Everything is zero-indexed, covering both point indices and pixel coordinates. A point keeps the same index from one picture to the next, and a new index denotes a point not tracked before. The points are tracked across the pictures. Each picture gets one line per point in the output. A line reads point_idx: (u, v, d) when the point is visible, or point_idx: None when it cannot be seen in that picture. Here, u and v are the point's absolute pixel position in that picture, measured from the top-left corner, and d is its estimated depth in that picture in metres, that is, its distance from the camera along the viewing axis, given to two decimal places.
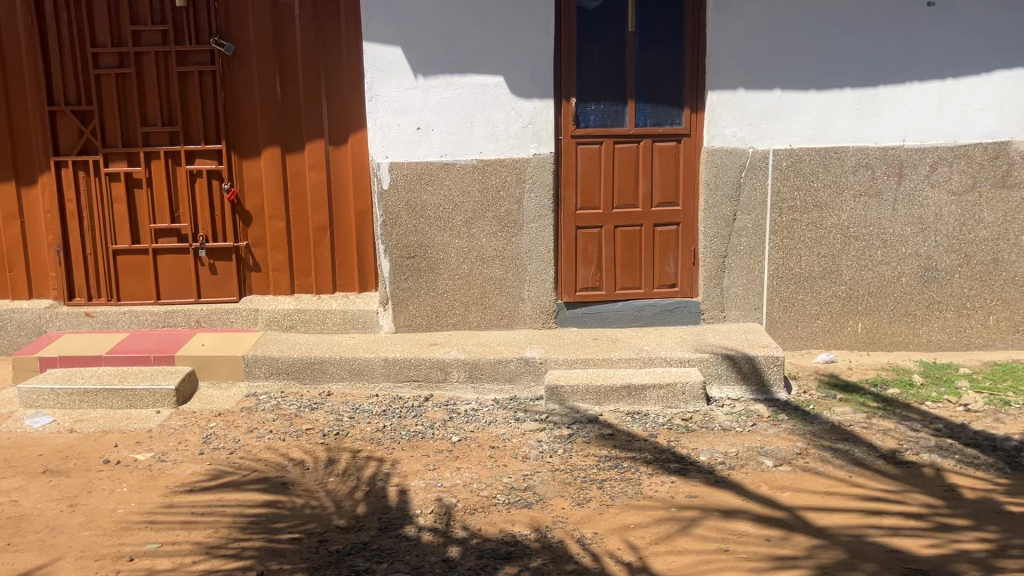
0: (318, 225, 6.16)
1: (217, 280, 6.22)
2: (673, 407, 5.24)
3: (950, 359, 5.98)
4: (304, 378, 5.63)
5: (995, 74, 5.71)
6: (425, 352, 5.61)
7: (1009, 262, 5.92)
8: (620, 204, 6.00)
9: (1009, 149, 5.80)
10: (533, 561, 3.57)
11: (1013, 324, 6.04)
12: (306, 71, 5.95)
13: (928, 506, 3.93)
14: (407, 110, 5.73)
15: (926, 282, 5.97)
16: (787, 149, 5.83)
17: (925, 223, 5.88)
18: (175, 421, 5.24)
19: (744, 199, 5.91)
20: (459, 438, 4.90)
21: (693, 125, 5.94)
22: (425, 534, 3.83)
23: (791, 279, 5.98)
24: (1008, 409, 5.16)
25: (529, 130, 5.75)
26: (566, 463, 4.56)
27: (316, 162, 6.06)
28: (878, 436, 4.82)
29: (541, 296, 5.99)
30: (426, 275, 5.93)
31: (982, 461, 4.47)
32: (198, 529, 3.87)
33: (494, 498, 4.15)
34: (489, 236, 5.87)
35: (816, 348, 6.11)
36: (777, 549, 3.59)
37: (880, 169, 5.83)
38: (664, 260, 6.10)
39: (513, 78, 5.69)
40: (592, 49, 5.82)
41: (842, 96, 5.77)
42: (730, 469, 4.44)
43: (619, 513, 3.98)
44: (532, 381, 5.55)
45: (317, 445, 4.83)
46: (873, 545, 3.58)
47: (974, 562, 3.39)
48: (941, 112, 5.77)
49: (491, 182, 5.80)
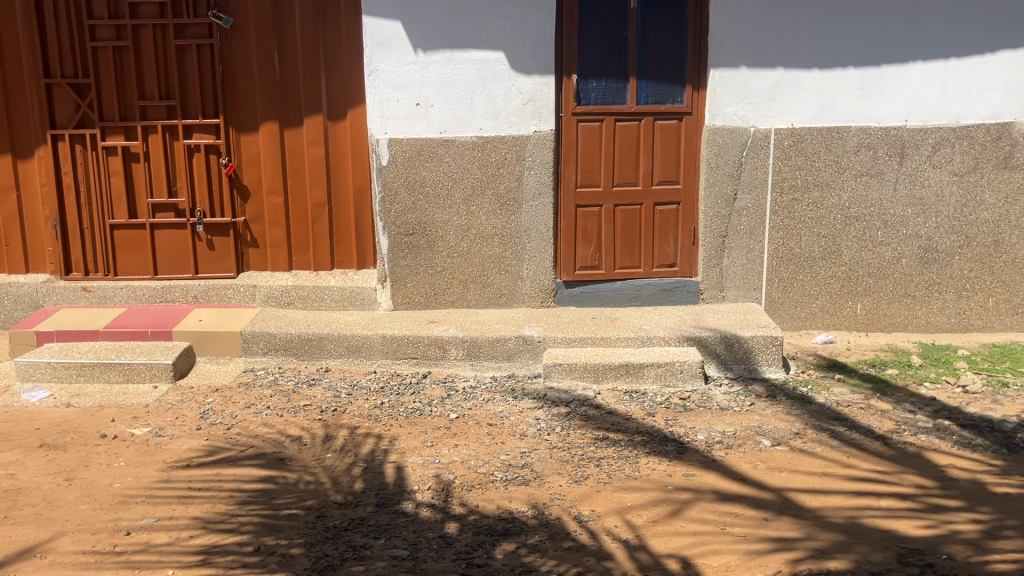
0: (316, 201, 6.13)
1: (216, 255, 6.20)
2: (671, 385, 5.24)
3: (949, 341, 5.97)
4: (301, 354, 5.63)
5: (999, 54, 5.68)
6: (424, 330, 5.60)
7: (1009, 244, 5.91)
8: (620, 183, 5.97)
9: (1011, 130, 5.78)
10: (530, 537, 3.58)
11: (1012, 306, 6.03)
12: (306, 47, 5.90)
13: (924, 487, 3.93)
14: (406, 85, 5.68)
15: (927, 263, 5.95)
16: (789, 128, 5.78)
17: (927, 204, 5.86)
18: (172, 396, 5.23)
19: (745, 176, 5.88)
20: (457, 415, 4.90)
21: (693, 102, 5.89)
22: (422, 510, 3.83)
23: (791, 260, 5.97)
24: (1006, 390, 5.16)
25: (529, 107, 5.71)
26: (563, 441, 4.56)
27: (315, 138, 6.02)
28: (876, 417, 4.82)
29: (541, 275, 5.96)
30: (425, 252, 5.91)
31: (978, 443, 4.47)
32: (195, 504, 3.87)
33: (492, 475, 4.16)
34: (488, 214, 5.84)
35: (815, 328, 6.10)
36: (774, 530, 3.59)
37: (881, 149, 5.80)
38: (664, 240, 6.08)
39: (514, 54, 5.65)
40: (593, 25, 5.76)
41: (845, 76, 5.73)
42: (727, 449, 4.45)
43: (616, 491, 3.99)
44: (531, 359, 5.54)
45: (314, 422, 4.82)
46: (869, 526, 3.58)
47: (968, 543, 3.39)
48: (944, 93, 5.74)
49: (491, 159, 5.76)
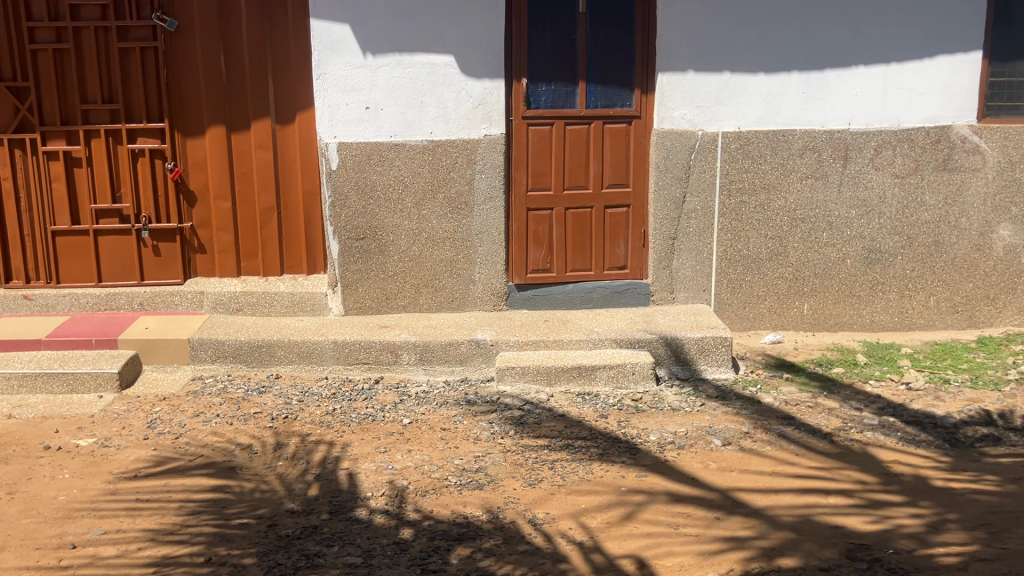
0: (264, 206, 6.06)
1: (161, 261, 6.09)
2: (623, 387, 5.27)
3: (893, 339, 6.10)
4: (251, 361, 5.55)
5: (937, 59, 5.84)
6: (375, 335, 5.57)
7: (949, 244, 6.07)
8: (571, 186, 6.00)
9: (950, 133, 5.93)
10: (485, 542, 3.58)
11: (952, 304, 6.19)
12: (253, 50, 5.84)
13: (869, 483, 4.01)
14: (356, 89, 5.64)
15: (870, 263, 6.08)
16: (735, 132, 5.87)
17: (870, 206, 5.99)
18: (118, 405, 5.12)
19: (693, 180, 5.94)
20: (410, 420, 4.88)
21: (643, 106, 5.95)
22: (376, 516, 3.80)
23: (739, 261, 6.04)
24: (948, 387, 5.29)
25: (479, 111, 5.72)
26: (517, 444, 4.57)
27: (263, 142, 5.96)
28: (823, 416, 4.91)
29: (492, 278, 5.97)
30: (376, 257, 5.87)
31: (922, 439, 4.58)
32: (144, 516, 3.80)
33: (446, 480, 4.14)
34: (439, 218, 5.83)
35: (763, 329, 6.19)
36: (726, 530, 3.64)
37: (825, 152, 5.91)
38: (615, 243, 6.12)
39: (464, 58, 5.65)
40: (542, 30, 5.79)
41: (790, 79, 5.83)
42: (679, 450, 4.50)
43: (570, 494, 4.00)
44: (483, 363, 5.54)
45: (265, 429, 4.76)
46: (817, 524, 3.65)
47: (913, 537, 3.47)
48: (886, 97, 5.87)
49: (442, 163, 5.75)
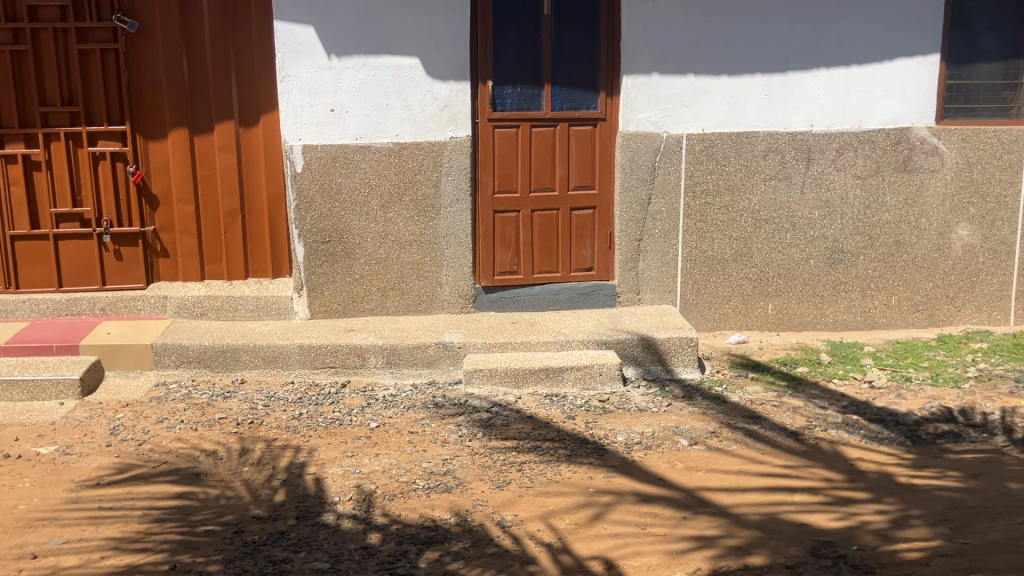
0: (228, 209, 6.01)
1: (124, 265, 6.00)
2: (590, 388, 5.29)
3: (856, 338, 6.17)
4: (216, 366, 5.49)
5: (897, 61, 5.93)
6: (342, 339, 5.53)
7: (910, 244, 6.16)
8: (538, 188, 6.02)
9: (909, 134, 6.02)
10: (453, 545, 3.57)
11: (914, 303, 6.28)
12: (216, 52, 5.79)
13: (834, 480, 4.06)
14: (320, 91, 5.61)
15: (833, 263, 6.15)
16: (700, 134, 5.92)
17: (832, 206, 6.06)
18: (80, 412, 5.05)
19: (658, 182, 5.97)
20: (378, 424, 4.86)
21: (608, 109, 5.97)
22: (344, 521, 3.78)
23: (704, 262, 6.09)
24: (910, 385, 5.36)
25: (445, 113, 5.71)
26: (485, 447, 4.57)
27: (227, 145, 5.91)
28: (789, 414, 4.96)
29: (459, 280, 5.96)
30: (341, 260, 5.84)
31: (885, 436, 4.64)
32: (106, 524, 3.75)
33: (413, 484, 4.13)
34: (406, 221, 5.82)
35: (728, 329, 6.24)
36: (693, 529, 3.66)
37: (788, 154, 5.98)
38: (581, 245, 6.14)
39: (429, 60, 5.64)
40: (507, 32, 5.79)
41: (752, 82, 5.89)
42: (646, 450, 4.52)
43: (538, 496, 4.01)
44: (451, 365, 5.53)
45: (230, 435, 4.72)
46: (783, 522, 3.68)
47: (877, 533, 3.51)
48: (847, 99, 5.94)
49: (408, 165, 5.74)
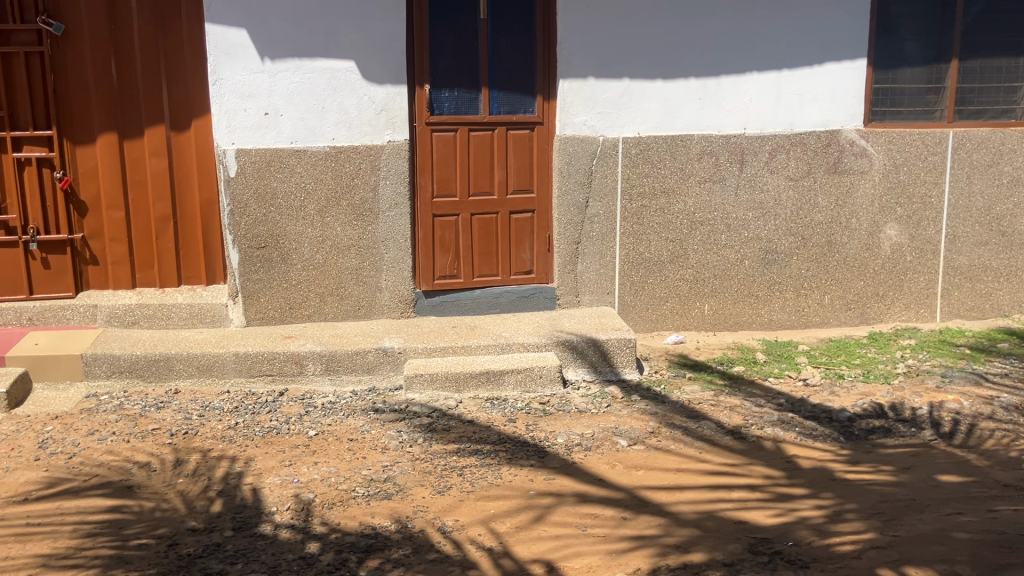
0: (160, 215, 5.89)
1: (52, 274, 5.83)
2: (531, 391, 5.30)
3: (791, 337, 6.29)
4: (149, 376, 5.37)
5: (826, 65, 6.07)
6: (279, 346, 5.46)
7: (841, 244, 6.30)
8: (476, 192, 6.01)
9: (839, 137, 6.16)
10: (394, 552, 3.54)
11: (846, 302, 6.41)
12: (145, 55, 5.67)
13: (771, 477, 4.12)
14: (253, 95, 5.52)
15: (768, 264, 6.26)
16: (635, 137, 5.97)
17: (766, 208, 6.17)
18: (6, 426, 4.89)
19: (596, 185, 6.01)
20: (316, 432, 4.80)
21: (545, 112, 5.99)
22: (282, 531, 3.72)
23: (641, 264, 6.15)
24: (842, 382, 5.48)
25: (382, 117, 5.68)
26: (426, 452, 4.54)
27: (158, 149, 5.79)
28: (726, 412, 5.02)
29: (399, 285, 5.92)
30: (277, 265, 5.76)
31: (819, 432, 4.73)
32: (34, 541, 3.63)
33: (353, 491, 4.09)
34: (343, 225, 5.76)
35: (666, 329, 6.30)
36: (633, 529, 3.69)
37: (722, 156, 6.06)
38: (520, 248, 6.14)
39: (365, 63, 5.60)
40: (444, 36, 5.78)
41: (687, 85, 5.97)
42: (586, 451, 4.54)
43: (479, 500, 4.00)
44: (391, 371, 5.49)
45: (164, 446, 4.62)
46: (722, 519, 3.73)
47: (813, 528, 3.58)
48: (779, 102, 6.05)
49: (345, 169, 5.69)
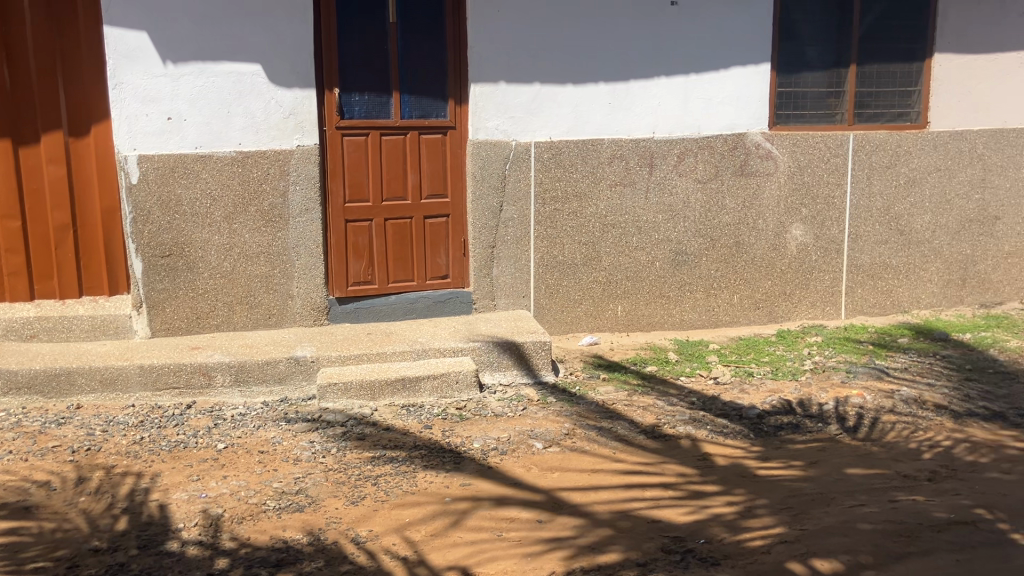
0: (59, 224, 5.67)
1: None
2: (447, 397, 5.27)
3: (702, 337, 6.40)
4: (48, 392, 5.15)
5: (732, 70, 6.20)
6: (186, 357, 5.31)
7: (749, 245, 6.44)
8: (389, 197, 5.95)
9: (745, 140, 6.30)
10: (307, 565, 3.47)
11: (754, 301, 6.56)
12: (40, 58, 5.45)
13: (684, 475, 4.18)
14: (155, 99, 5.36)
15: (678, 265, 6.36)
16: (547, 141, 6.00)
17: (675, 210, 6.26)
18: None
19: (509, 189, 6.01)
20: (225, 445, 4.68)
21: (457, 117, 5.97)
22: (189, 548, 3.61)
23: (555, 267, 6.17)
24: (752, 379, 5.60)
25: (291, 121, 5.58)
26: (339, 462, 4.47)
27: (55, 156, 5.57)
28: (640, 412, 5.08)
29: (311, 292, 5.82)
30: (184, 274, 5.60)
31: (730, 430, 4.82)
32: None
33: (263, 505, 4.00)
34: (252, 232, 5.64)
35: (580, 331, 6.34)
36: (549, 532, 3.69)
37: (632, 160, 6.13)
38: (435, 253, 6.11)
39: (271, 66, 5.50)
40: (352, 39, 5.71)
41: (596, 90, 6.02)
42: (502, 455, 4.53)
43: (394, 508, 3.95)
44: (304, 380, 5.39)
45: (64, 464, 4.44)
46: (636, 518, 3.76)
47: (724, 525, 3.64)
48: (686, 106, 6.16)
49: (253, 174, 5.57)
